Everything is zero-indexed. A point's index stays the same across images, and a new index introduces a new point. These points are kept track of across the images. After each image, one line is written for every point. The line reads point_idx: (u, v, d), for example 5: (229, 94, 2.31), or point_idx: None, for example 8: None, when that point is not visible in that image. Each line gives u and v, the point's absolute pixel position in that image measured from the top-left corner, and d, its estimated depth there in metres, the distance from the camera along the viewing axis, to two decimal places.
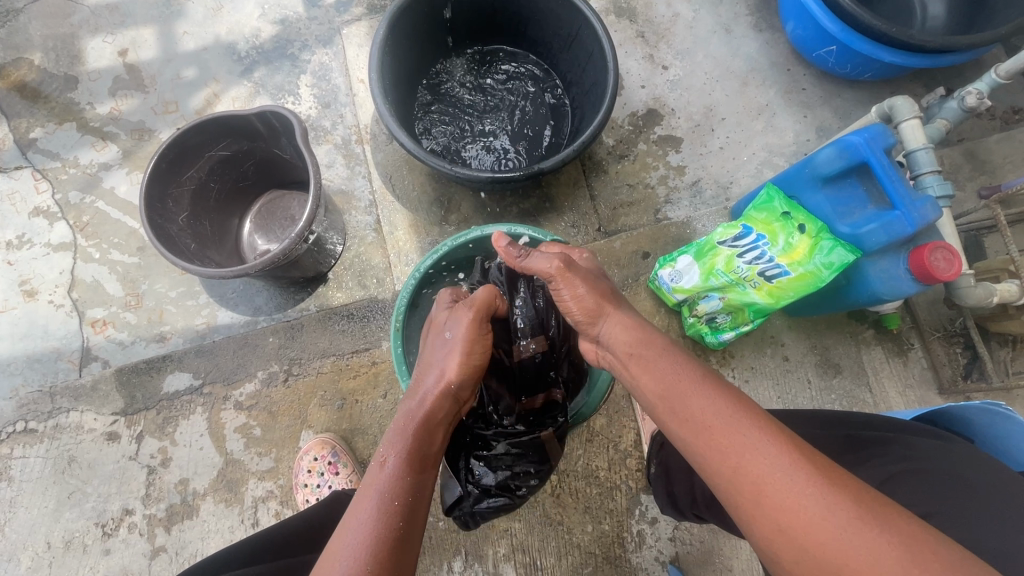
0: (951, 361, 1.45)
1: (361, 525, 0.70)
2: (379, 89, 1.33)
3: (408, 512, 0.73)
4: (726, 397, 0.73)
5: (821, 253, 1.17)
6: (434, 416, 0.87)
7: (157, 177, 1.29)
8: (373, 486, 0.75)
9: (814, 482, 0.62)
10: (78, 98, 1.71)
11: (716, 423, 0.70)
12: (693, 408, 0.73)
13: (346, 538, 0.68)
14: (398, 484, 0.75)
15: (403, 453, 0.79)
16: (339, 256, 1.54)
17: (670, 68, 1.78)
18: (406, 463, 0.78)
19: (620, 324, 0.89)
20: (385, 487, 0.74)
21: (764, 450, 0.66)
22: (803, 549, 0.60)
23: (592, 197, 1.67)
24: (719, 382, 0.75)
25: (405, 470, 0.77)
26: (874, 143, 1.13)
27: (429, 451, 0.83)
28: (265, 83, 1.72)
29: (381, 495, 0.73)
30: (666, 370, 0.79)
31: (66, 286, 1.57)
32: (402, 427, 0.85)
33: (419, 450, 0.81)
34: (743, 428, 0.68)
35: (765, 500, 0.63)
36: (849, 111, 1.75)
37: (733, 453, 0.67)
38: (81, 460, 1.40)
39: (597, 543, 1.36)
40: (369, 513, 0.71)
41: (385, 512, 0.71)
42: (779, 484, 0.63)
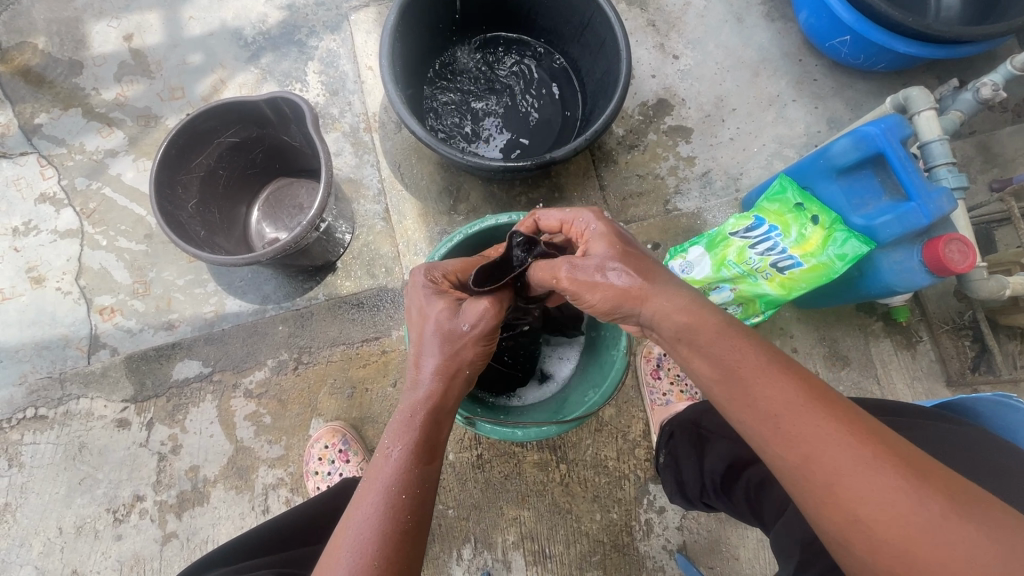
0: (960, 354, 1.45)
1: (367, 520, 0.68)
2: (390, 76, 1.32)
3: (415, 506, 0.71)
4: (797, 380, 0.67)
5: (834, 245, 1.17)
6: (439, 404, 0.81)
7: (166, 164, 1.28)
8: (376, 480, 0.72)
9: (892, 477, 0.58)
10: (83, 83, 1.69)
11: (786, 411, 0.64)
12: (760, 393, 0.67)
13: (351, 533, 0.67)
14: (404, 476, 0.72)
15: (407, 444, 0.76)
16: (348, 245, 1.54)
17: (681, 57, 1.77)
18: (411, 453, 0.75)
19: (669, 303, 0.76)
20: (389, 480, 0.71)
21: (835, 443, 0.61)
22: (879, 548, 0.58)
23: (601, 187, 1.67)
24: (782, 362, 0.69)
25: (411, 462, 0.74)
26: (891, 134, 1.12)
27: (436, 441, 0.79)
28: (273, 70, 1.71)
29: (385, 489, 0.71)
30: (726, 350, 0.70)
31: (73, 273, 1.56)
32: (406, 414, 0.80)
33: (426, 439, 0.77)
34: (814, 417, 0.63)
35: (841, 497, 0.60)
36: (860, 103, 1.74)
37: (804, 441, 0.63)
38: (91, 447, 1.40)
39: (605, 531, 1.37)
40: (376, 506, 0.69)
41: (391, 509, 0.69)
42: (857, 480, 0.59)
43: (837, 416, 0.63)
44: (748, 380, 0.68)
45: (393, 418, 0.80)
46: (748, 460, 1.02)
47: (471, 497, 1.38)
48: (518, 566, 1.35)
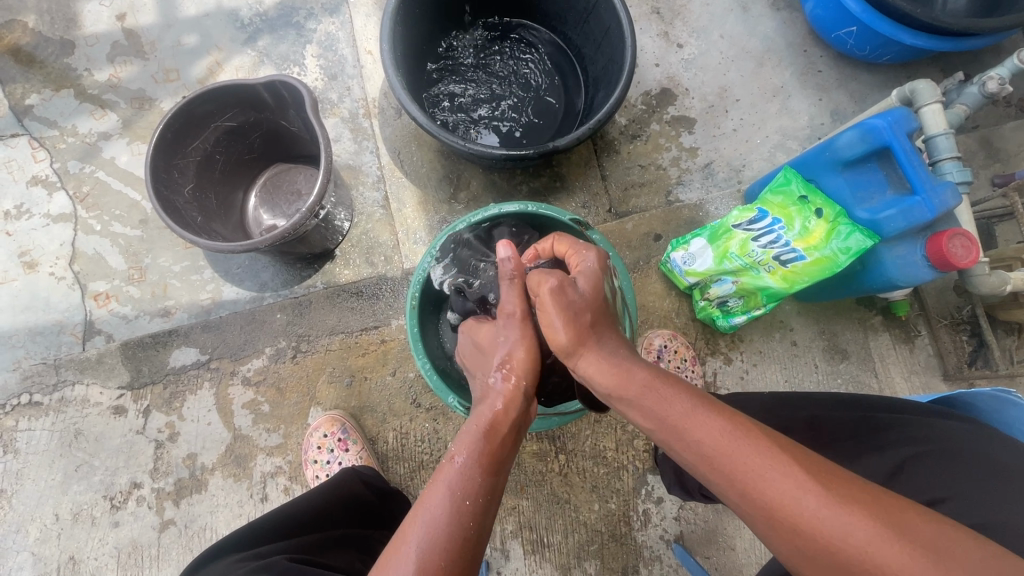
0: (957, 349, 1.46)
1: (433, 519, 0.66)
2: (391, 61, 1.29)
3: (480, 516, 0.67)
4: (728, 415, 0.67)
5: (838, 238, 1.17)
6: (502, 419, 0.77)
7: (162, 148, 1.26)
8: (443, 479, 0.69)
9: (833, 500, 0.58)
10: (75, 64, 1.65)
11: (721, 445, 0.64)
12: (692, 433, 0.66)
13: (416, 529, 0.66)
14: (469, 482, 0.69)
15: (473, 452, 0.72)
16: (346, 233, 1.52)
17: (685, 46, 1.75)
18: (477, 461, 0.71)
19: (596, 363, 0.75)
20: (455, 484, 0.69)
21: (768, 464, 0.61)
22: (843, 573, 0.56)
23: (603, 177, 1.65)
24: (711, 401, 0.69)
25: (477, 469, 0.71)
26: (897, 127, 1.11)
27: (502, 455, 0.75)
28: (270, 52, 1.67)
29: (451, 492, 0.68)
30: (655, 401, 0.70)
31: (67, 258, 1.54)
32: (473, 425, 0.77)
33: (492, 450, 0.74)
34: (748, 446, 0.63)
35: (795, 523, 0.59)
36: (864, 95, 1.72)
37: (742, 465, 0.62)
38: (87, 434, 1.39)
39: (603, 521, 1.38)
40: (440, 508, 0.66)
41: (456, 513, 0.66)
42: (800, 498, 0.59)
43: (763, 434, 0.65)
44: (677, 416, 0.68)
45: (462, 427, 0.77)
46: None
47: None
48: (516, 555, 1.36)
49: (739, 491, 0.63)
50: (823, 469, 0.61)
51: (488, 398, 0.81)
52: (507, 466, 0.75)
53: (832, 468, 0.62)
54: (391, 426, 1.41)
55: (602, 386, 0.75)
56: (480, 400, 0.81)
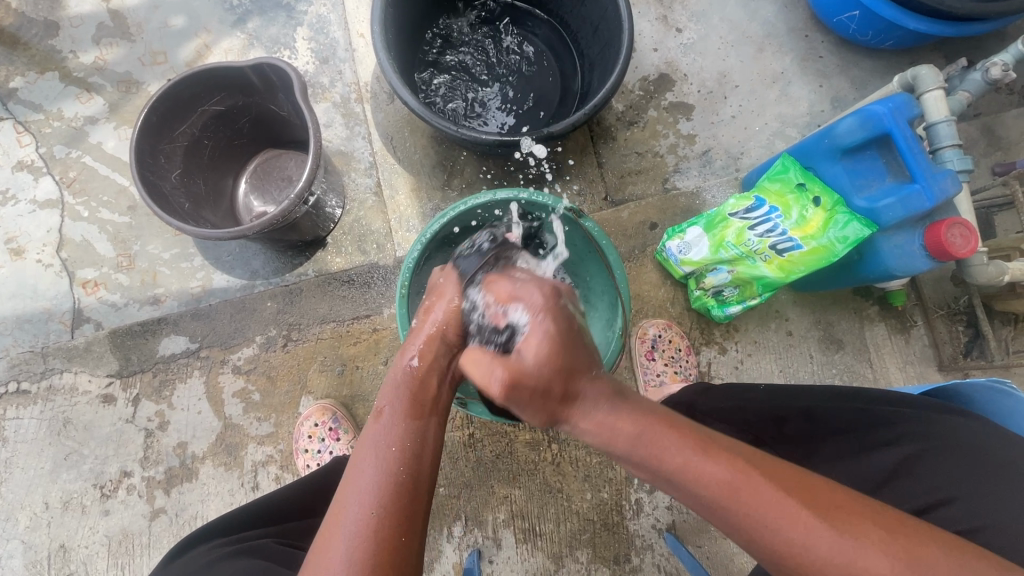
0: (953, 339, 1.45)
1: (363, 478, 0.69)
2: (382, 43, 1.26)
3: (410, 461, 0.71)
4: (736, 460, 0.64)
5: (835, 227, 1.15)
6: (426, 367, 0.80)
7: (147, 132, 1.23)
8: (369, 438, 0.73)
9: (837, 535, 0.59)
10: (59, 46, 1.61)
11: (723, 481, 0.63)
12: (692, 477, 0.64)
13: (349, 492, 0.68)
14: (396, 434, 0.72)
15: (395, 405, 0.76)
16: (337, 220, 1.50)
17: (684, 31, 1.71)
18: (401, 413, 0.75)
19: (595, 420, 0.68)
20: (381, 439, 0.72)
21: (786, 512, 0.60)
22: None
23: (599, 164, 1.63)
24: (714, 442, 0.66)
25: (402, 419, 0.74)
26: (898, 114, 1.09)
27: (428, 400, 0.78)
28: (260, 35, 1.64)
29: (377, 448, 0.71)
30: (654, 449, 0.65)
31: (54, 245, 1.51)
32: (396, 376, 0.80)
33: (416, 398, 0.77)
34: (760, 491, 0.62)
35: (806, 568, 0.60)
36: (865, 82, 1.69)
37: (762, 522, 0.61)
38: (76, 422, 1.38)
39: (595, 510, 1.38)
40: (366, 469, 0.69)
41: (384, 463, 0.70)
42: (810, 546, 0.59)
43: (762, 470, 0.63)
44: (691, 477, 0.64)
45: (385, 381, 0.80)
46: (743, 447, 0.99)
47: (462, 475, 1.38)
48: (508, 544, 1.36)
49: (747, 537, 0.63)
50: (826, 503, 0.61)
51: (411, 344, 0.83)
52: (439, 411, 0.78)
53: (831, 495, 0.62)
54: None
55: (590, 438, 0.69)
56: (401, 348, 0.83)
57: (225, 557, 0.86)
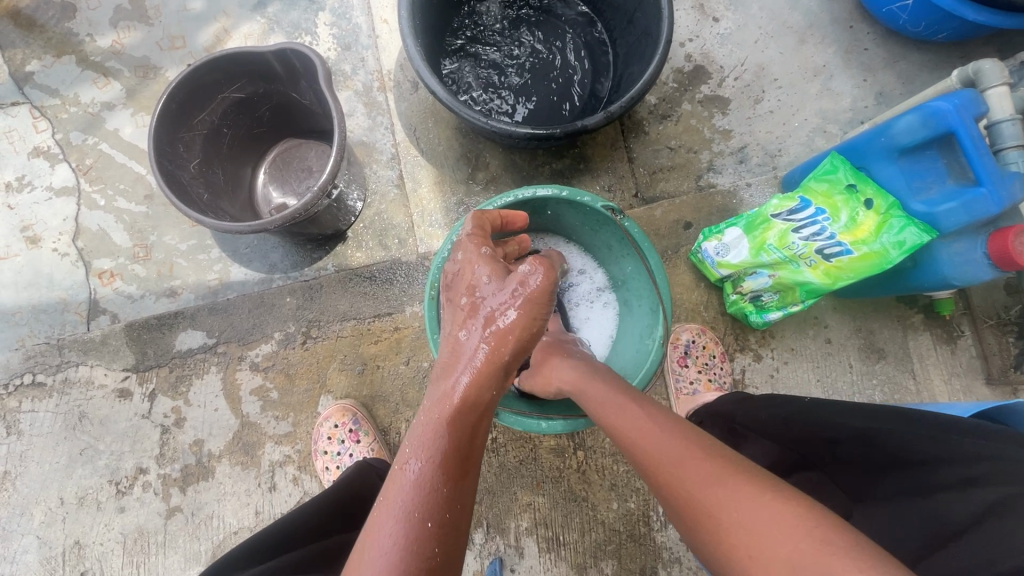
0: (1002, 351, 1.38)
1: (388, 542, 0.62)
2: (410, 29, 1.20)
3: (446, 534, 0.64)
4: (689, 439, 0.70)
5: (890, 232, 1.08)
6: (469, 411, 0.71)
7: (166, 119, 1.18)
8: (396, 497, 0.65)
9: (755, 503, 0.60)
10: (76, 28, 1.57)
11: (671, 458, 0.68)
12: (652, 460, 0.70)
13: (368, 561, 0.62)
14: (432, 497, 0.65)
15: (428, 457, 0.67)
16: (359, 213, 1.45)
17: (722, 20, 1.63)
18: (435, 467, 0.67)
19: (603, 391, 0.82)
20: (410, 498, 0.65)
21: (727, 487, 0.63)
22: None
23: (630, 160, 1.56)
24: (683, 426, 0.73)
25: (437, 477, 0.66)
26: (964, 111, 1.01)
27: (465, 449, 0.69)
28: (280, 20, 1.58)
29: (405, 515, 0.63)
30: (634, 424, 0.75)
31: (70, 234, 1.48)
32: (430, 417, 0.71)
33: (455, 449, 0.68)
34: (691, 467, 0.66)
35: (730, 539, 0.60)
36: (913, 76, 1.60)
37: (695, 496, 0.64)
38: (92, 417, 1.35)
39: (621, 521, 1.33)
40: (388, 541, 0.62)
41: (411, 539, 0.62)
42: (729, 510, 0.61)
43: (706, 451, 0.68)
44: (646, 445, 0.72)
45: (417, 420, 0.72)
46: (794, 464, 0.99)
47: (484, 481, 1.34)
48: (530, 553, 1.32)
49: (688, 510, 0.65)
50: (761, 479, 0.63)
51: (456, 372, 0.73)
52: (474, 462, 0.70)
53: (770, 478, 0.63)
54: (404, 417, 1.36)
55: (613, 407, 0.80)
56: (442, 371, 0.74)
57: None
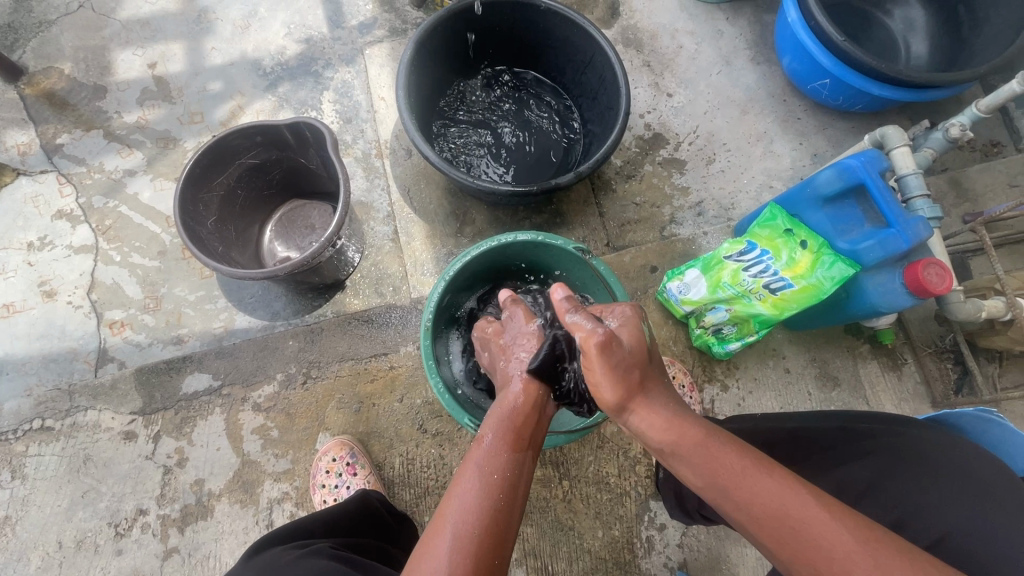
0: (943, 376, 1.53)
1: (468, 495, 0.70)
2: (406, 104, 1.41)
3: (509, 486, 0.72)
4: (774, 471, 0.71)
5: (822, 267, 1.25)
6: (524, 406, 0.85)
7: (191, 181, 1.34)
8: (472, 460, 0.75)
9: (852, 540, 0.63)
10: (106, 107, 1.76)
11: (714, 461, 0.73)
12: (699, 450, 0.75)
13: (451, 504, 0.70)
14: (500, 458, 0.75)
15: (498, 434, 0.79)
16: (357, 264, 1.59)
17: (674, 95, 1.89)
18: (501, 441, 0.78)
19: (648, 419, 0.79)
20: (485, 461, 0.74)
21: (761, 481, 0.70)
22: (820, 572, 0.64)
23: (600, 214, 1.75)
24: (747, 448, 0.74)
25: (503, 448, 0.77)
26: (869, 166, 1.22)
27: (526, 435, 0.81)
28: (289, 98, 1.80)
29: (480, 470, 0.73)
30: (708, 460, 0.73)
31: (86, 287, 1.59)
32: (496, 414, 0.84)
33: (516, 430, 0.81)
34: (777, 487, 0.69)
35: (822, 568, 0.64)
36: (840, 140, 1.86)
37: (784, 513, 0.67)
38: (96, 459, 1.40)
39: (607, 548, 1.39)
40: (472, 485, 0.71)
41: (487, 483, 0.72)
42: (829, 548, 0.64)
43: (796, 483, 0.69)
44: (717, 465, 0.73)
45: (487, 415, 0.85)
46: None
47: None
48: None
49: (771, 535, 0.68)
50: (852, 517, 0.66)
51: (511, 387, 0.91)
52: (533, 444, 0.82)
53: (863, 519, 0.66)
54: (398, 452, 1.44)
55: (654, 441, 0.78)
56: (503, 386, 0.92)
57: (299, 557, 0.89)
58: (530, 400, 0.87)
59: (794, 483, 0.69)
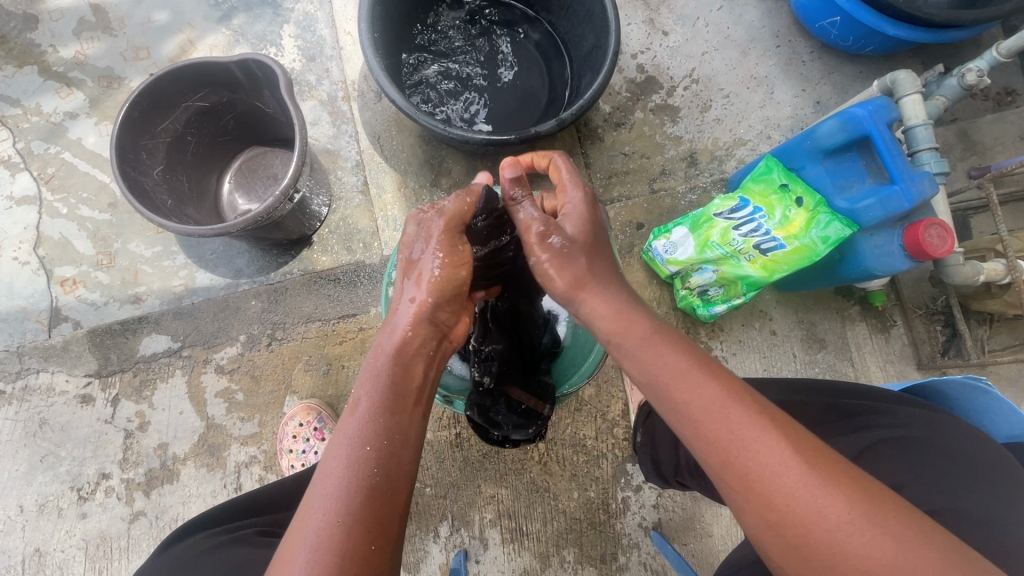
0: (931, 338, 1.48)
1: (332, 481, 0.65)
2: (370, 40, 1.25)
3: (384, 459, 0.67)
4: (725, 385, 0.65)
5: (817, 227, 1.17)
6: (406, 352, 0.76)
7: (128, 127, 1.21)
8: (342, 434, 0.68)
9: (823, 486, 0.57)
10: (39, 39, 1.58)
11: (706, 404, 0.64)
12: (679, 396, 0.66)
13: (315, 497, 0.65)
14: (372, 428, 0.69)
15: (373, 394, 0.72)
16: (324, 218, 1.49)
17: (670, 34, 1.73)
18: (376, 404, 0.71)
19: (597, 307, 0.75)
20: (355, 435, 0.68)
21: (754, 437, 0.60)
22: (799, 548, 0.57)
23: (586, 165, 1.64)
24: (705, 361, 0.68)
25: (376, 412, 0.70)
26: (877, 116, 1.11)
27: (408, 386, 0.75)
28: (245, 32, 1.62)
29: (351, 443, 0.67)
30: (649, 356, 0.69)
31: (31, 242, 1.48)
32: (372, 366, 0.75)
33: (395, 388, 0.73)
34: (737, 412, 0.62)
35: (801, 528, 0.57)
36: (846, 86, 1.72)
37: (768, 481, 0.59)
38: (53, 423, 1.38)
39: (582, 509, 1.38)
40: (341, 463, 0.66)
41: (356, 462, 0.66)
42: (779, 477, 0.58)
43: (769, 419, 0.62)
44: (681, 391, 0.66)
45: (362, 367, 0.76)
46: None
47: (449, 476, 1.39)
48: (494, 543, 1.36)
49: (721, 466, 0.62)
50: (811, 448, 0.60)
51: (388, 330, 0.79)
52: (419, 399, 0.75)
53: (819, 447, 0.61)
54: None
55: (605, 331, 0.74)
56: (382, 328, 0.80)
57: (214, 549, 0.89)
58: (420, 346, 0.78)
59: (756, 407, 0.63)
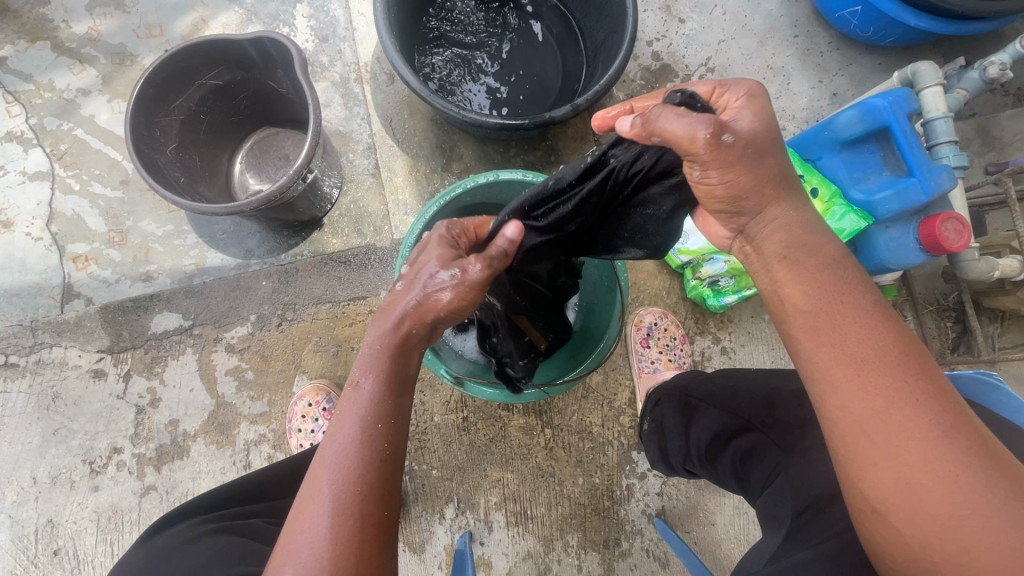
0: (941, 334, 1.47)
1: (341, 452, 0.66)
2: (385, 21, 1.24)
3: (390, 440, 0.69)
4: (904, 344, 0.62)
5: (832, 218, 1.14)
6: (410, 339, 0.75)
7: (142, 104, 1.21)
8: (350, 410, 0.69)
9: (967, 460, 0.56)
10: (51, 14, 1.56)
11: (870, 349, 0.62)
12: (844, 333, 0.63)
13: (326, 464, 0.65)
14: (382, 408, 0.69)
15: (378, 375, 0.71)
16: (335, 201, 1.49)
17: (687, 21, 1.70)
18: (381, 385, 0.71)
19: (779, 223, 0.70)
20: (364, 413, 0.69)
21: (915, 398, 0.59)
22: (914, 496, 0.57)
23: None
24: (889, 312, 0.65)
25: (383, 395, 0.71)
26: (898, 107, 1.10)
27: (408, 370, 0.75)
28: (258, 10, 1.60)
29: (361, 421, 0.68)
30: (821, 278, 0.67)
31: (44, 219, 1.49)
32: (374, 347, 0.74)
33: (397, 372, 0.73)
34: (903, 369, 0.60)
35: (923, 486, 0.56)
36: (864, 78, 1.70)
37: (909, 430, 0.58)
38: (65, 398, 1.40)
39: (586, 495, 1.39)
40: (348, 436, 0.67)
41: (366, 438, 0.67)
42: (921, 438, 0.57)
43: (927, 378, 0.60)
44: (849, 329, 0.63)
45: (362, 347, 0.74)
46: (735, 432, 0.99)
47: (455, 458, 1.40)
48: (499, 526, 1.38)
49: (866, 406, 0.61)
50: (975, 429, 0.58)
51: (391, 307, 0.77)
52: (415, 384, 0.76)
53: (979, 430, 0.59)
54: None
55: (774, 248, 0.70)
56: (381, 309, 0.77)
57: (210, 534, 0.90)
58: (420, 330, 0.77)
59: (924, 369, 0.61)
